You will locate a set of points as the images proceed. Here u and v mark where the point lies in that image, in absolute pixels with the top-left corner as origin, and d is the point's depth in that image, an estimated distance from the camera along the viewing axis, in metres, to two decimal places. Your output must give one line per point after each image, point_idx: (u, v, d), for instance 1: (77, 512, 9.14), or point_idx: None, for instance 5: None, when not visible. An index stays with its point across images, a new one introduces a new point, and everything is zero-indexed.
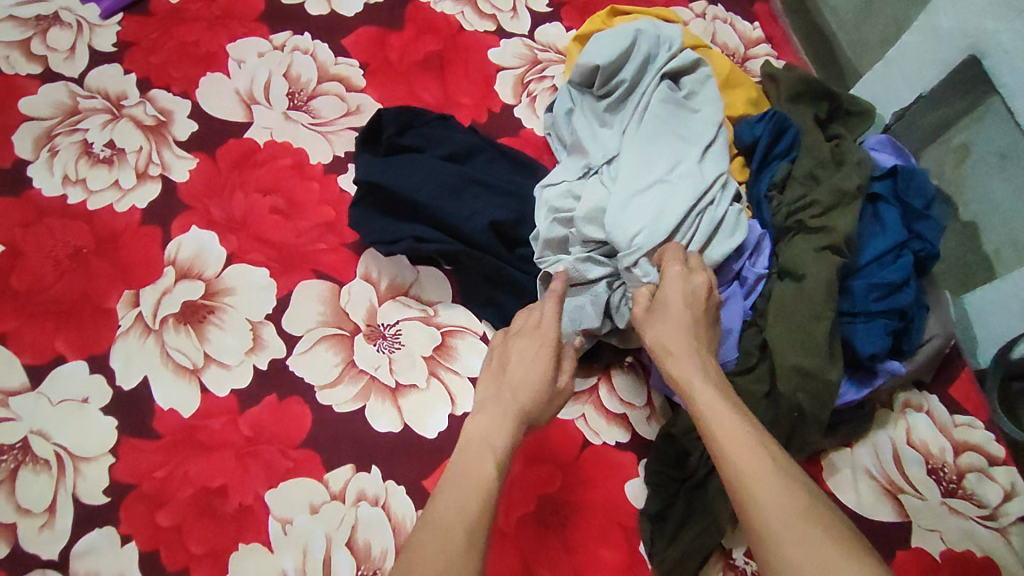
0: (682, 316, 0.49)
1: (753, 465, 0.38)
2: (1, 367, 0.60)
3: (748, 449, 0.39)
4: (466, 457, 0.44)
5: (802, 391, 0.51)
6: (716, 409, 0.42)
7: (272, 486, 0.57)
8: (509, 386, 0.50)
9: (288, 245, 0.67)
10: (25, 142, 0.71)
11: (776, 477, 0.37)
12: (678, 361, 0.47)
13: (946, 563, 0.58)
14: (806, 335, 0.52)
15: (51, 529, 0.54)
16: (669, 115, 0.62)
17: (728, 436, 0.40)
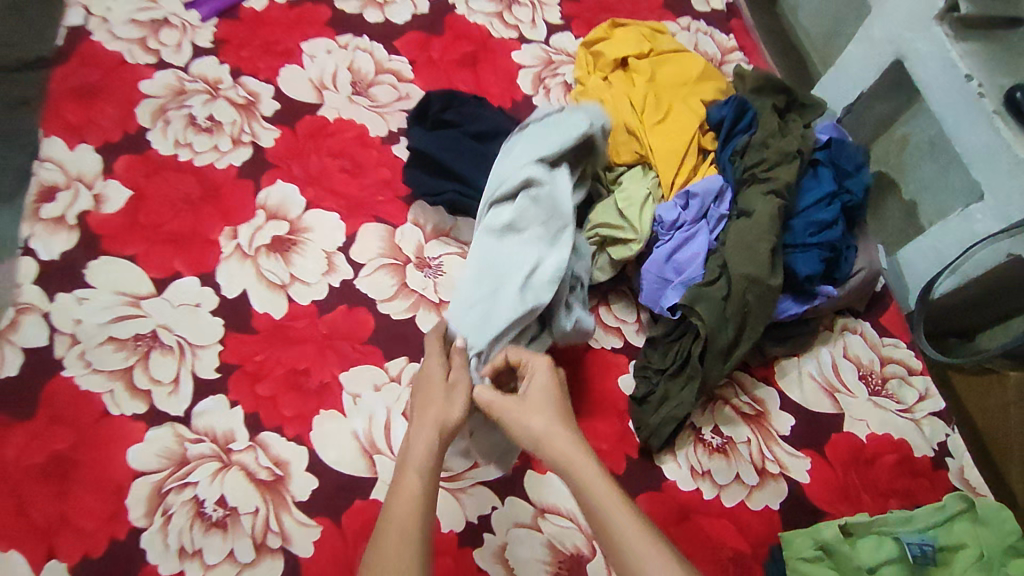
0: (542, 409, 0.60)
1: (609, 522, 0.52)
2: (133, 279, 0.77)
3: (612, 507, 0.53)
4: (407, 483, 0.56)
5: (750, 293, 0.68)
6: (585, 471, 0.55)
7: (345, 369, 0.73)
8: (420, 437, 0.60)
9: (354, 196, 0.84)
10: (144, 114, 0.87)
11: (629, 526, 0.51)
12: (546, 440, 0.58)
13: (870, 443, 0.74)
14: (754, 254, 0.69)
15: (177, 395, 0.71)
16: (500, 244, 0.71)
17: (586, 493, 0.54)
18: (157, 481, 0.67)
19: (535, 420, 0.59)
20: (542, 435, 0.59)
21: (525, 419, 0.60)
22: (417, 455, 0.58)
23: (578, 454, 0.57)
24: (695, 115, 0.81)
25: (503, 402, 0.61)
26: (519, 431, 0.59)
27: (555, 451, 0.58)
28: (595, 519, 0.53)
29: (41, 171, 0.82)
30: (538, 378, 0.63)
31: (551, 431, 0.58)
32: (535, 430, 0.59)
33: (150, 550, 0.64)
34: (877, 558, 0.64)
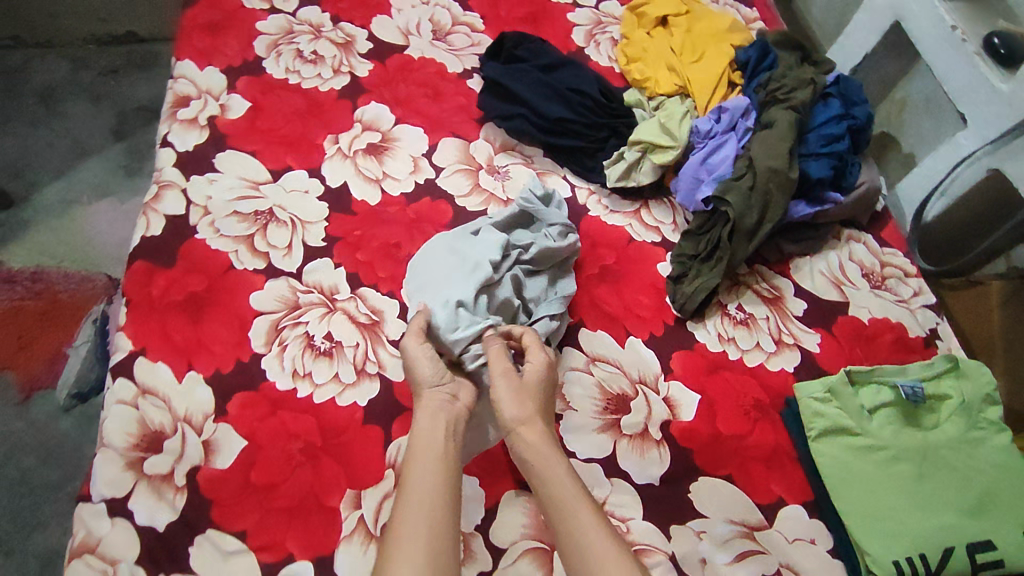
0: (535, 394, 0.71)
1: (568, 506, 0.63)
2: (253, 169, 0.91)
3: (571, 496, 0.64)
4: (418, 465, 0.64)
5: (771, 182, 0.84)
6: (553, 465, 0.66)
7: (429, 245, 0.88)
8: (421, 416, 0.69)
9: (436, 116, 0.99)
10: (260, 46, 1.02)
11: (581, 513, 0.62)
12: (528, 428, 0.68)
13: (871, 324, 0.88)
14: (775, 153, 0.85)
15: (290, 257, 0.85)
16: (447, 265, 0.80)
17: (550, 478, 0.65)
18: (274, 319, 0.80)
19: (525, 406, 0.70)
20: (527, 423, 0.69)
21: (523, 405, 0.69)
22: (424, 437, 0.67)
23: (551, 450, 0.67)
24: (726, 56, 0.98)
25: (501, 386, 0.70)
26: (517, 413, 0.69)
27: (532, 440, 0.68)
28: (555, 501, 0.64)
29: (177, 85, 0.96)
30: (534, 367, 0.72)
31: (534, 421, 0.69)
32: (530, 415, 0.69)
33: (269, 370, 0.77)
34: (875, 401, 0.78)
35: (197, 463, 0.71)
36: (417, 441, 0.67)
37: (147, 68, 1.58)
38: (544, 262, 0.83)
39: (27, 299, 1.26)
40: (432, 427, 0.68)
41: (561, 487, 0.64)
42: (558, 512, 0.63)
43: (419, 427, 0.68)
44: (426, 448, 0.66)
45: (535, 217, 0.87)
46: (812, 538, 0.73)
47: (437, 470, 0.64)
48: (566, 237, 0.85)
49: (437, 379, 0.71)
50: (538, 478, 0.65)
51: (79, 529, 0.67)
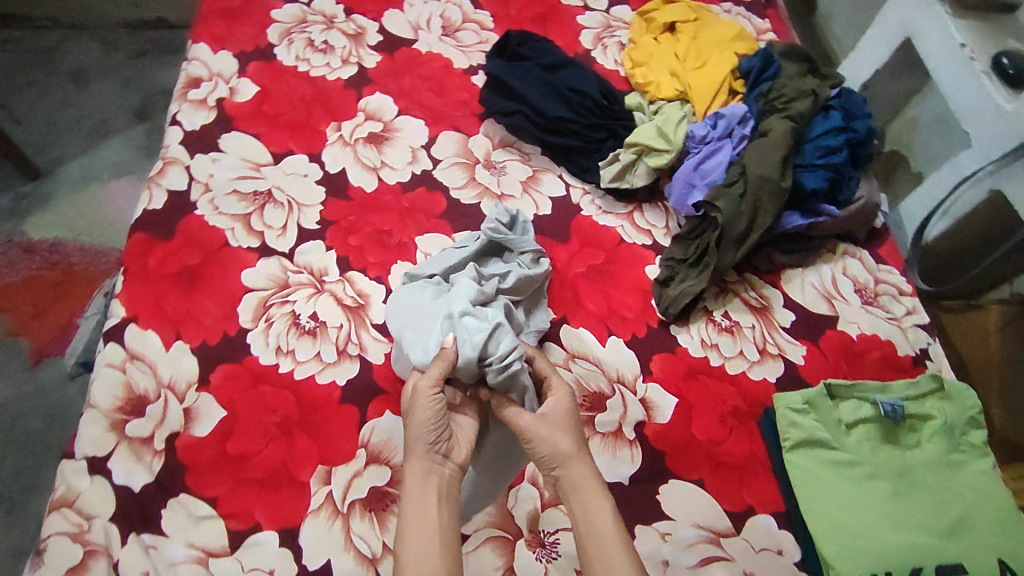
0: (566, 422, 0.70)
1: (610, 549, 0.63)
2: (256, 151, 0.93)
3: (613, 537, 0.64)
4: (414, 539, 0.62)
5: (762, 190, 0.84)
6: (594, 503, 0.66)
7: (421, 234, 0.89)
8: (412, 482, 0.66)
9: (438, 109, 1.01)
10: (273, 33, 1.05)
11: (623, 557, 0.63)
12: (568, 464, 0.68)
13: (861, 340, 0.87)
14: (768, 161, 0.85)
15: (284, 237, 0.87)
16: (432, 295, 0.76)
17: (592, 517, 0.65)
18: (263, 296, 0.82)
19: (562, 440, 0.68)
20: (563, 460, 0.68)
21: (553, 436, 0.68)
22: (414, 509, 0.64)
23: (586, 477, 0.67)
24: (729, 64, 0.98)
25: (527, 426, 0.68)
26: (548, 446, 0.67)
27: (571, 478, 0.67)
28: (596, 545, 0.63)
29: (190, 67, 0.99)
30: (558, 401, 0.71)
31: (574, 455, 0.68)
32: (563, 447, 0.68)
33: (253, 345, 0.79)
34: (854, 415, 0.77)
35: (177, 429, 0.73)
36: (410, 514, 0.64)
37: (173, 54, 1.62)
38: (522, 290, 0.80)
39: (44, 269, 1.31)
40: (423, 498, 0.65)
41: (601, 529, 0.64)
42: (600, 558, 0.63)
43: (411, 496, 0.65)
44: (426, 521, 0.64)
45: (505, 245, 0.83)
46: (779, 549, 0.72)
47: (436, 547, 0.62)
48: (538, 264, 0.83)
49: (432, 435, 0.67)
50: (579, 517, 0.66)
51: (60, 483, 0.70)
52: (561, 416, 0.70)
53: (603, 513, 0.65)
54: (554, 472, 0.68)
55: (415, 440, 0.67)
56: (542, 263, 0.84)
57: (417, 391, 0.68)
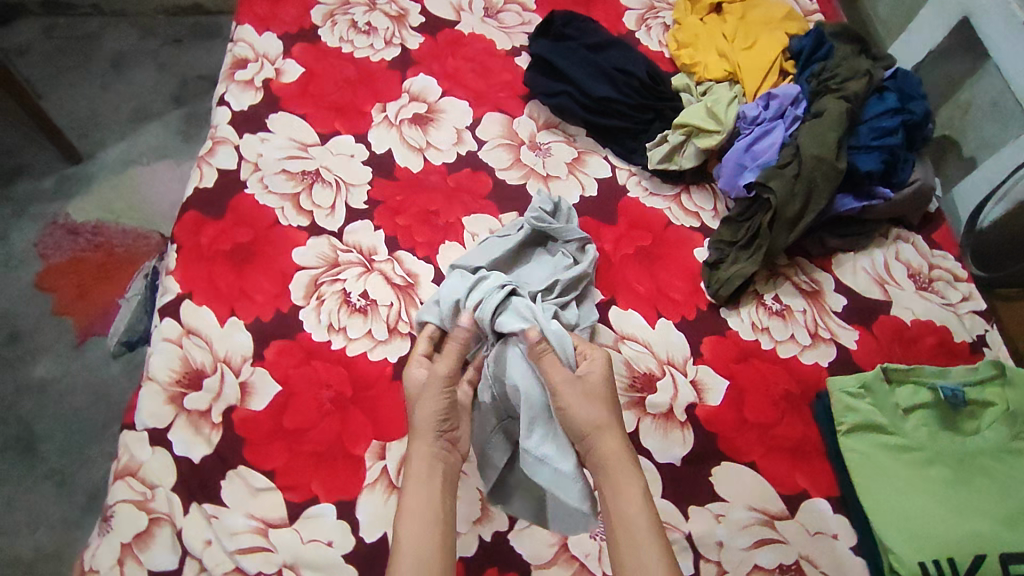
0: (602, 390, 0.69)
1: (635, 533, 0.62)
2: (302, 131, 0.93)
3: (640, 518, 0.63)
4: (411, 519, 0.62)
5: (817, 171, 0.82)
6: (624, 482, 0.65)
7: (468, 214, 0.89)
8: (420, 459, 0.66)
9: (482, 91, 0.99)
10: (317, 15, 1.04)
11: (649, 537, 0.62)
12: (603, 436, 0.67)
13: (915, 326, 0.86)
14: (824, 141, 0.83)
15: (333, 216, 0.87)
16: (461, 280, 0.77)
17: (620, 496, 0.64)
18: (314, 274, 0.83)
19: (586, 413, 0.67)
20: (591, 433, 0.67)
21: (585, 408, 0.67)
22: (416, 490, 0.64)
23: (622, 458, 0.66)
24: (778, 43, 0.96)
25: (561, 388, 0.67)
26: (581, 417, 0.67)
27: (603, 448, 0.67)
28: (622, 524, 0.63)
29: (236, 49, 0.99)
30: (597, 371, 0.69)
31: (609, 428, 0.67)
32: (595, 419, 0.67)
33: (306, 322, 0.80)
34: (912, 401, 0.76)
35: (233, 403, 0.74)
36: (413, 496, 0.64)
37: (210, 41, 1.63)
38: (571, 287, 0.80)
39: (87, 251, 1.33)
40: (425, 481, 0.65)
41: (628, 509, 0.63)
42: (622, 533, 0.62)
43: (415, 481, 0.65)
44: (427, 505, 0.64)
45: (549, 234, 0.83)
46: (835, 533, 0.72)
47: (437, 529, 0.62)
48: (584, 252, 0.83)
49: (441, 424, 0.67)
50: (608, 494, 0.65)
51: (123, 453, 0.71)
52: (591, 389, 0.68)
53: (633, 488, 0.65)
54: (585, 442, 0.67)
55: (423, 423, 0.67)
56: (589, 250, 0.83)
57: (432, 373, 0.69)
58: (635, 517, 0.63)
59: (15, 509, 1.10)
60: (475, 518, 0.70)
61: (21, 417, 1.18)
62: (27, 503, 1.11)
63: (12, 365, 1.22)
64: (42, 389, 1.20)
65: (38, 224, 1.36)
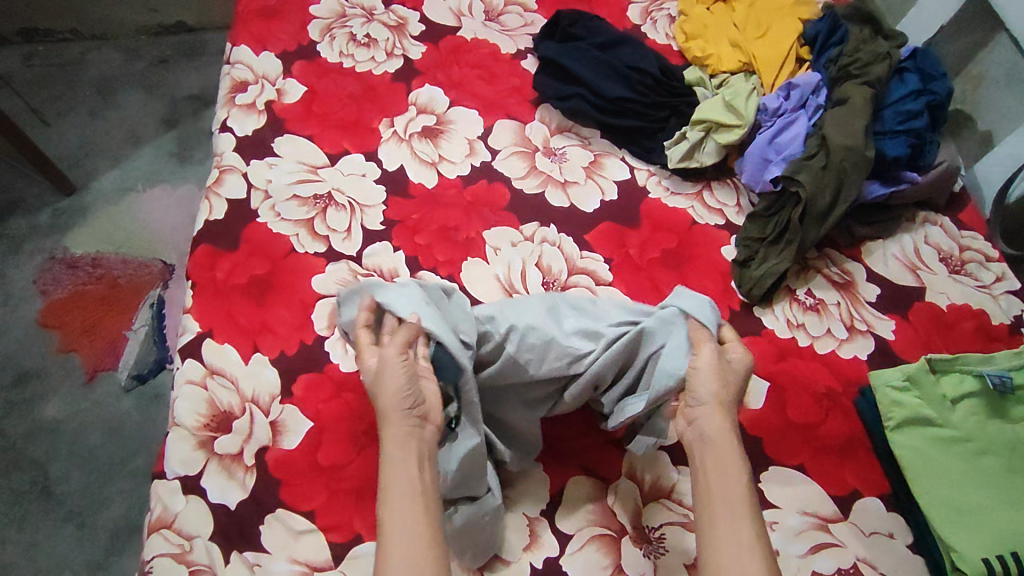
0: (730, 375, 0.65)
1: (732, 507, 0.57)
2: (310, 152, 0.90)
3: (738, 486, 0.58)
4: (395, 492, 0.55)
5: (847, 160, 0.83)
6: (727, 457, 0.60)
7: (488, 228, 0.86)
8: (394, 437, 0.58)
9: (490, 98, 0.97)
10: (314, 30, 1.01)
11: (748, 513, 0.56)
12: (707, 414, 0.63)
13: (951, 311, 0.84)
14: (852, 129, 0.84)
15: (350, 240, 0.84)
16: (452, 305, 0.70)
17: (722, 468, 0.60)
18: (336, 302, 0.80)
19: (704, 385, 0.63)
20: (702, 406, 0.63)
21: (704, 386, 0.63)
22: (394, 470, 0.56)
23: (733, 441, 0.61)
24: (793, 31, 0.97)
25: (704, 358, 0.64)
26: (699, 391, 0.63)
27: (707, 424, 0.62)
28: (723, 500, 0.57)
29: (234, 71, 0.96)
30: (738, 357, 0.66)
31: (715, 409, 0.63)
32: (708, 396, 0.63)
33: (332, 353, 0.77)
34: (958, 390, 0.74)
35: (266, 443, 0.72)
36: (393, 477, 0.56)
37: (196, 57, 1.56)
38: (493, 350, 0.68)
39: (89, 284, 1.26)
40: (401, 455, 0.57)
41: (732, 485, 0.58)
42: (716, 513, 0.57)
43: (392, 453, 0.57)
44: (410, 480, 0.56)
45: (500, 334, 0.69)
46: (889, 532, 0.71)
47: (420, 506, 0.55)
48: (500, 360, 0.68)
49: (408, 398, 0.59)
50: (710, 466, 0.60)
51: (156, 504, 0.69)
52: (723, 364, 0.65)
53: (737, 474, 0.59)
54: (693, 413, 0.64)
55: (401, 401, 0.59)
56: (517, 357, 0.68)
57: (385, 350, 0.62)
58: (734, 486, 0.58)
59: (35, 557, 1.05)
60: (525, 545, 0.68)
61: (33, 461, 1.12)
62: (48, 549, 1.06)
63: (19, 409, 1.16)
64: (55, 431, 1.15)
65: (35, 260, 1.29)
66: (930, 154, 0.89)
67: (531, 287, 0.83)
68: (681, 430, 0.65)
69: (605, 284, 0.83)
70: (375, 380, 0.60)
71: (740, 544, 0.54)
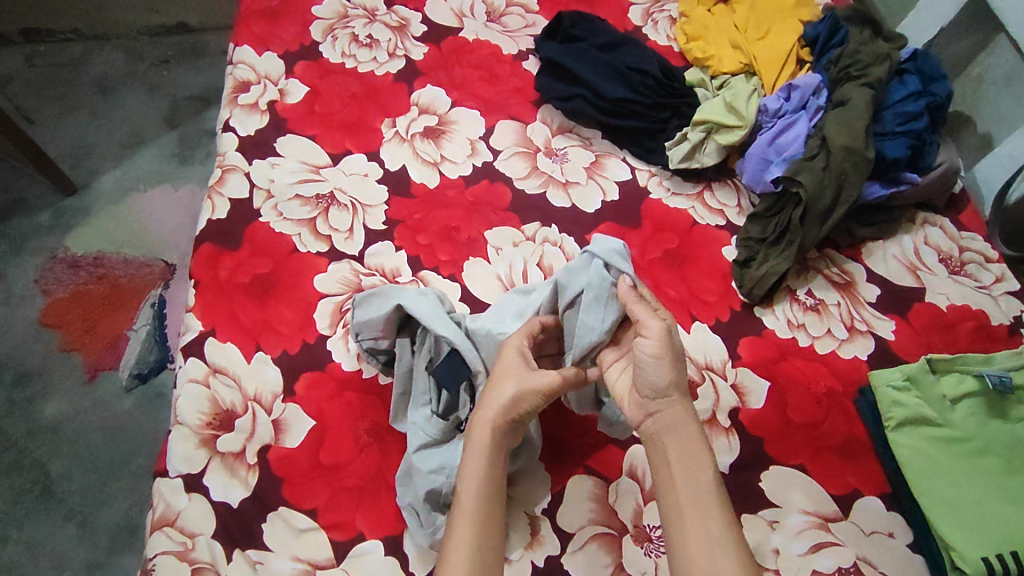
0: (676, 355, 0.62)
1: (702, 502, 0.58)
2: (312, 152, 0.91)
3: (705, 479, 0.59)
4: (468, 494, 0.60)
5: (847, 161, 0.84)
6: (690, 447, 0.61)
7: (489, 228, 0.87)
8: (483, 440, 0.62)
9: (492, 98, 0.97)
10: (316, 31, 1.01)
11: (718, 505, 0.58)
12: (664, 406, 0.62)
13: (950, 312, 0.85)
14: (853, 130, 0.85)
15: (352, 240, 0.85)
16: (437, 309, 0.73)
17: (689, 462, 0.60)
18: (338, 302, 0.81)
19: (659, 374, 0.62)
20: (663, 397, 0.62)
21: (656, 377, 0.62)
22: (476, 476, 0.61)
23: (691, 431, 0.62)
24: (793, 33, 0.98)
25: (649, 344, 0.61)
26: (650, 383, 0.62)
27: (666, 414, 0.62)
28: (690, 495, 0.59)
29: (236, 71, 0.96)
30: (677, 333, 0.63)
31: (668, 400, 0.62)
32: (661, 386, 0.62)
33: (335, 352, 0.78)
34: (958, 390, 0.75)
35: (268, 442, 0.72)
36: (467, 479, 0.61)
37: (197, 57, 1.56)
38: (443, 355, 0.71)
39: (90, 284, 1.26)
40: (485, 460, 0.61)
41: (698, 478, 0.59)
42: (685, 509, 0.58)
43: (477, 458, 0.61)
44: (486, 481, 0.61)
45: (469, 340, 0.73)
46: (889, 531, 0.71)
47: (493, 511, 0.60)
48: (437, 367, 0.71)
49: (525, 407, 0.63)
50: (674, 459, 0.61)
51: (158, 503, 0.69)
52: (674, 348, 0.62)
53: (703, 465, 0.60)
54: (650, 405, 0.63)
55: (506, 413, 0.62)
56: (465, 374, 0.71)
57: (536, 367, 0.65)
58: (699, 480, 0.59)
59: (36, 556, 1.05)
60: (527, 544, 0.68)
61: (34, 460, 1.12)
62: (48, 548, 1.06)
63: (20, 408, 1.16)
64: (55, 430, 1.15)
65: (37, 259, 1.29)
66: (930, 155, 0.89)
67: None
68: (636, 418, 0.64)
69: None
70: (495, 377, 0.65)
71: (712, 540, 0.56)
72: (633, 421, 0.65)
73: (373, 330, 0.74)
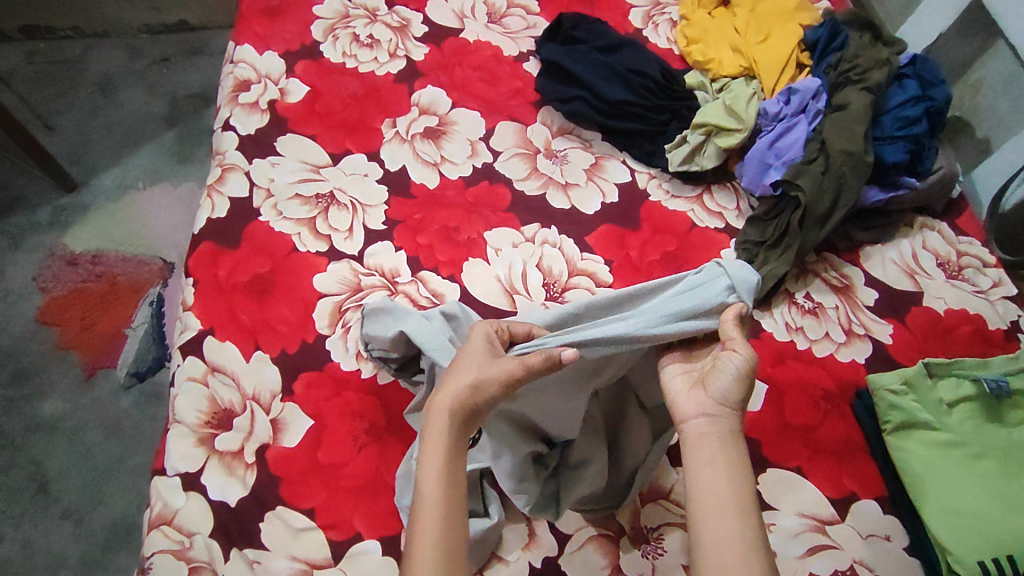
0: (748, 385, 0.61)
1: (739, 510, 0.54)
2: (312, 151, 0.91)
3: (747, 489, 0.56)
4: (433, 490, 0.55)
5: (846, 165, 0.84)
6: (737, 456, 0.58)
7: (488, 229, 0.87)
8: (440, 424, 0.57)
9: (492, 99, 0.97)
10: (317, 30, 1.01)
11: (754, 516, 0.55)
12: (722, 414, 0.59)
13: (948, 316, 0.85)
14: (852, 135, 0.85)
15: (351, 240, 0.85)
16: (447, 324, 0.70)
17: (731, 469, 0.57)
18: (337, 301, 0.81)
19: (733, 388, 0.59)
20: (726, 407, 0.59)
21: (729, 390, 0.59)
22: (434, 465, 0.56)
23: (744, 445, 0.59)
24: (793, 37, 0.98)
25: (727, 362, 0.60)
26: (719, 391, 0.59)
27: (718, 424, 0.59)
28: (728, 500, 0.55)
29: (237, 70, 0.96)
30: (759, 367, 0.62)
31: (730, 411, 0.60)
32: (728, 397, 0.59)
33: (334, 351, 0.78)
34: (954, 394, 0.75)
35: (266, 441, 0.72)
36: (428, 468, 0.56)
37: (197, 55, 1.56)
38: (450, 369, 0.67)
39: (89, 281, 1.26)
40: (442, 448, 0.57)
41: (739, 485, 0.56)
42: (721, 514, 0.54)
43: (434, 444, 0.57)
44: (448, 470, 0.56)
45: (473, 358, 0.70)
46: (887, 534, 0.71)
47: (451, 505, 0.55)
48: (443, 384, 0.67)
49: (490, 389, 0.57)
50: (720, 462, 0.57)
51: (157, 500, 0.69)
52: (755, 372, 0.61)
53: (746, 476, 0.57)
54: (706, 409, 0.59)
55: (466, 397, 0.57)
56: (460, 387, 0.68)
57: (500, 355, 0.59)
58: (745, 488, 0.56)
59: (32, 554, 1.05)
60: (524, 544, 0.68)
61: (30, 458, 1.12)
62: (45, 546, 1.06)
63: (18, 406, 1.16)
64: (53, 428, 1.15)
65: (35, 256, 1.29)
66: (928, 160, 0.90)
67: (531, 288, 0.83)
68: (684, 416, 0.60)
69: (605, 285, 0.84)
70: (456, 364, 0.59)
71: (748, 548, 0.53)
72: (679, 414, 0.61)
73: (382, 343, 0.72)
